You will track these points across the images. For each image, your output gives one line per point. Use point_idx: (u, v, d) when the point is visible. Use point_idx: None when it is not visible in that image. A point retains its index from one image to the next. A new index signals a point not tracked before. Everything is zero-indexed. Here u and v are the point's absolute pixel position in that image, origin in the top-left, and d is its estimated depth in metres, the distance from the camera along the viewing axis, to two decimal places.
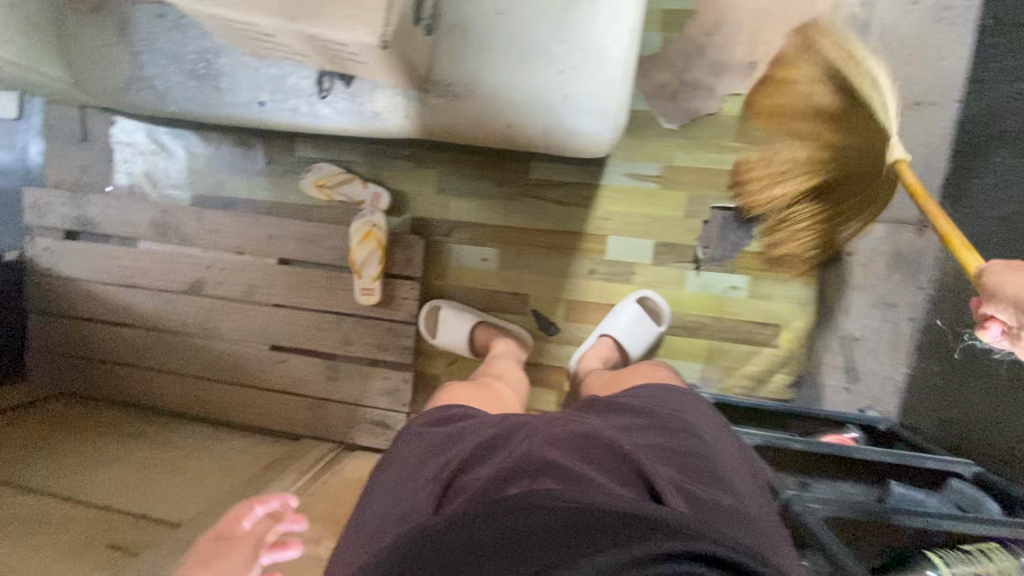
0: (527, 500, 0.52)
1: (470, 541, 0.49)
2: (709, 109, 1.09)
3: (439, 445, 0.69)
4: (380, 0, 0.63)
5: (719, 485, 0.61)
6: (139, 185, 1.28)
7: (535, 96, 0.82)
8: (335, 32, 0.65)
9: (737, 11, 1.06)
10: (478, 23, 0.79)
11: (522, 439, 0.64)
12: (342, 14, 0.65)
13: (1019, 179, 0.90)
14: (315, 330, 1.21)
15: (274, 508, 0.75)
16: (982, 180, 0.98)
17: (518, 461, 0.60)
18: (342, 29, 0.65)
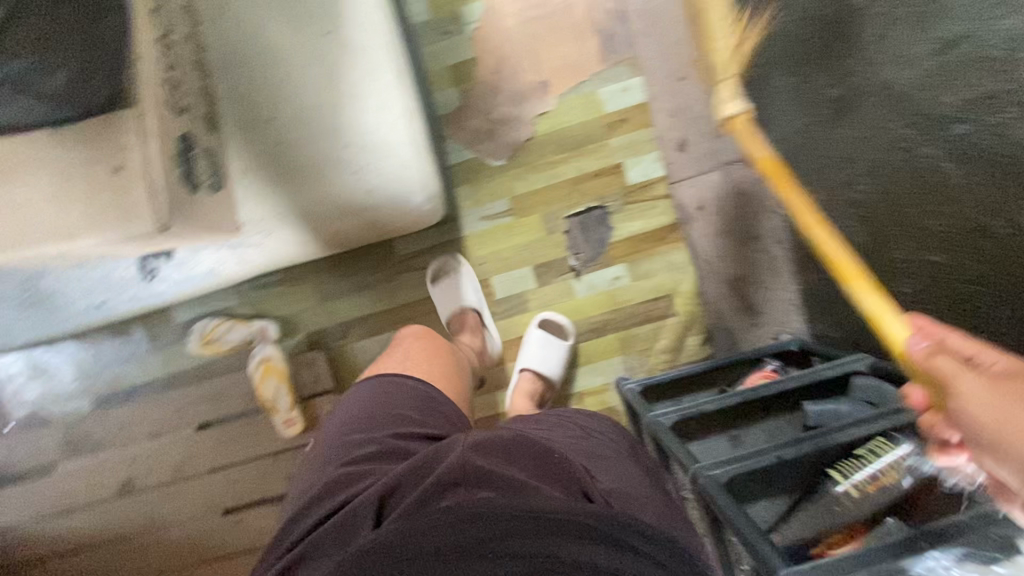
0: (465, 512, 0.51)
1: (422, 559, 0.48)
2: (525, 135, 1.16)
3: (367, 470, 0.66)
4: (143, 192, 0.66)
5: (629, 468, 0.65)
6: (35, 412, 1.25)
7: (347, 196, 0.88)
8: (114, 234, 0.67)
9: (511, 44, 1.14)
10: (263, 159, 0.84)
11: (447, 450, 0.62)
12: (112, 215, 0.66)
13: (796, 93, 0.96)
14: (257, 478, 1.21)
15: None
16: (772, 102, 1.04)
17: (459, 471, 0.59)
18: (117, 228, 0.67)
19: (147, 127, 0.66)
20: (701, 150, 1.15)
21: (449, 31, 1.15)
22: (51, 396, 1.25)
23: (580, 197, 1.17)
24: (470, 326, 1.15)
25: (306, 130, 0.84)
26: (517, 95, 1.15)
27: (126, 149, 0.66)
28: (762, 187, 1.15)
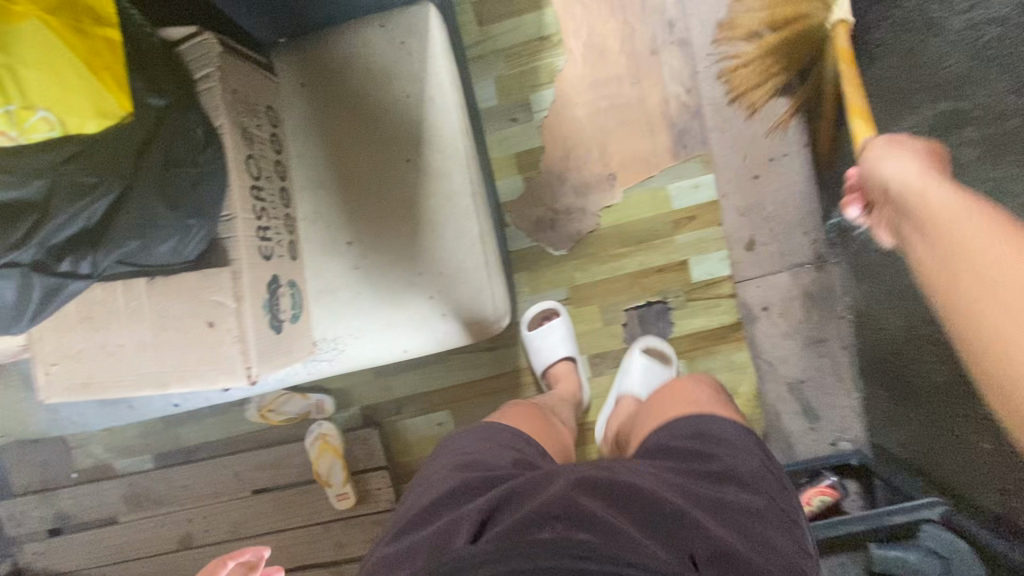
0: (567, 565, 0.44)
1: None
2: (589, 227, 1.14)
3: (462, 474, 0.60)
4: (235, 350, 0.67)
5: (777, 536, 0.51)
6: (101, 464, 1.30)
7: (417, 321, 0.85)
8: (206, 386, 0.69)
9: (580, 135, 1.12)
10: (338, 283, 0.84)
11: (569, 479, 0.54)
12: (205, 370, 0.68)
13: None
14: (308, 544, 1.25)
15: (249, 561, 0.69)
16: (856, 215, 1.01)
17: (555, 508, 0.50)
18: (212, 383, 0.68)
19: (241, 283, 0.67)
20: (770, 250, 1.12)
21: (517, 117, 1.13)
22: (116, 451, 1.30)
23: (641, 291, 1.15)
24: (563, 374, 1.11)
25: (384, 256, 0.84)
26: (582, 185, 1.13)
27: (219, 304, 0.67)
28: (831, 291, 1.12)
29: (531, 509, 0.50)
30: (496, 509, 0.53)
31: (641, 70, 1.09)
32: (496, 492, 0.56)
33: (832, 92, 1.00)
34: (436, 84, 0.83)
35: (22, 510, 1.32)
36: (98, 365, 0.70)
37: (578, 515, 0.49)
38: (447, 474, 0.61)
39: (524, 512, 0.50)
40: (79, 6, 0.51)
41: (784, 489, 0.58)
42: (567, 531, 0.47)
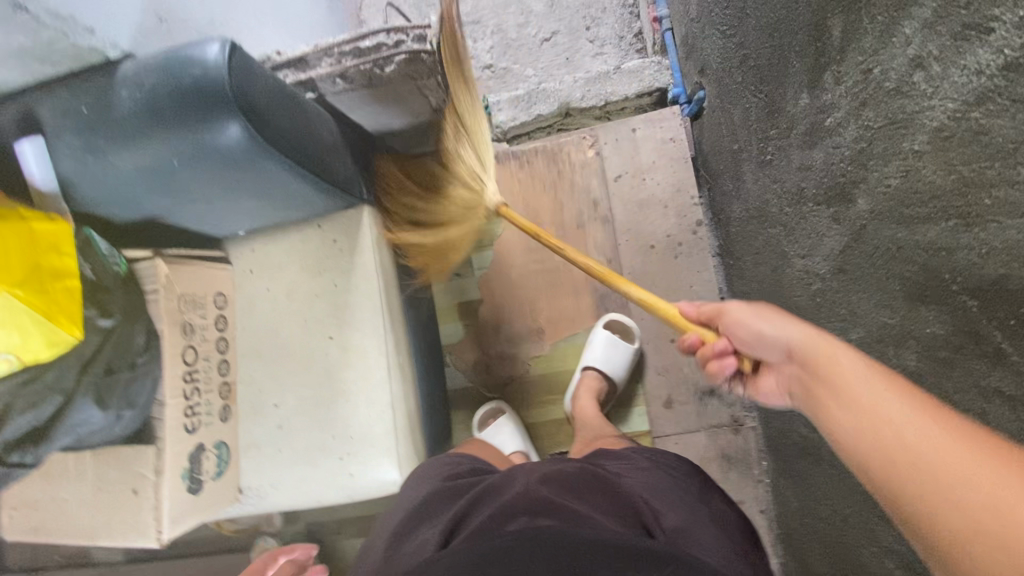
0: (529, 541, 0.59)
1: (488, 557, 0.58)
2: (519, 372, 1.25)
3: (450, 489, 0.76)
4: (151, 517, 0.80)
5: (703, 527, 0.65)
6: (79, 552, 1.44)
7: (330, 478, 0.95)
8: (127, 541, 0.81)
9: (514, 289, 1.24)
10: (266, 438, 0.97)
11: (525, 476, 0.71)
12: (127, 527, 0.81)
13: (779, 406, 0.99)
14: None
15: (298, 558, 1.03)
16: None
17: (517, 501, 0.65)
18: (131, 539, 0.81)
19: (161, 459, 0.80)
20: (688, 409, 1.18)
21: (462, 271, 1.28)
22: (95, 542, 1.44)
23: (566, 438, 1.23)
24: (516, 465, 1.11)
25: (305, 418, 0.96)
26: (515, 335, 1.25)
27: (145, 475, 0.80)
28: (747, 454, 1.15)
29: (501, 505, 0.66)
30: (472, 509, 0.69)
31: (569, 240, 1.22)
32: (467, 498, 0.71)
33: (736, 276, 1.10)
34: (362, 273, 0.97)
35: None
36: (48, 513, 0.84)
37: (536, 503, 0.64)
38: (435, 487, 0.77)
39: (490, 510, 0.66)
40: (44, 269, 0.67)
41: (711, 494, 0.73)
42: (532, 512, 0.63)
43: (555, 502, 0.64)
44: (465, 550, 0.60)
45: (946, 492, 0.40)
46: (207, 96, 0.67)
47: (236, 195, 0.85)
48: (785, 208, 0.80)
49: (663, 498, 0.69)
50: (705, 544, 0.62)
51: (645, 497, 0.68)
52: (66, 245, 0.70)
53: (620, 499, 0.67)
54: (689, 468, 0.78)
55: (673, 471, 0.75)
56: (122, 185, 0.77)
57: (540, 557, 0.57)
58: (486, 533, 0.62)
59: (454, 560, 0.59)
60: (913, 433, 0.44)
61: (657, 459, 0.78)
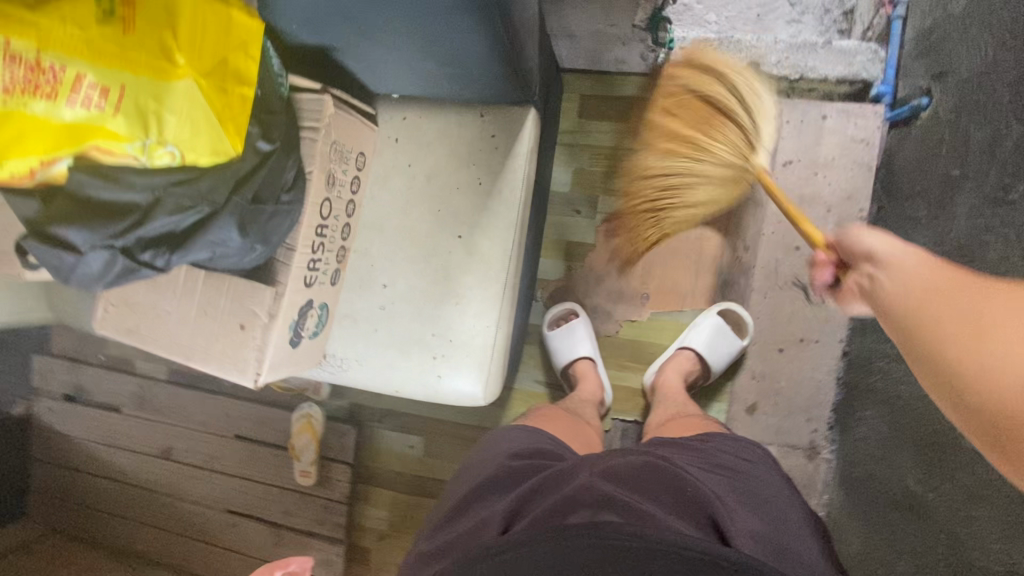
0: (595, 540, 0.53)
1: (552, 559, 0.52)
2: (608, 330, 1.20)
3: (508, 464, 0.71)
4: (254, 356, 0.78)
5: (792, 543, 0.62)
6: (124, 358, 1.47)
7: (415, 372, 0.94)
8: (222, 370, 0.79)
9: (632, 246, 1.17)
10: (364, 314, 0.94)
11: (591, 471, 0.64)
12: (227, 357, 0.78)
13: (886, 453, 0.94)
14: (262, 500, 1.37)
15: (296, 571, 1.03)
16: (866, 431, 1.01)
17: (577, 494, 0.60)
18: (229, 370, 0.79)
19: (278, 305, 0.77)
20: (769, 421, 1.13)
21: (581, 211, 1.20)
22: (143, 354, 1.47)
23: (634, 408, 1.19)
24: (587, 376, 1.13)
25: (408, 307, 0.93)
26: (616, 293, 1.19)
27: (257, 313, 0.77)
28: (812, 483, 1.12)
29: (561, 493, 0.61)
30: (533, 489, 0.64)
31: (709, 213, 1.12)
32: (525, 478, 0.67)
33: None
34: (510, 180, 0.89)
35: (51, 370, 1.50)
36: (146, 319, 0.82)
37: (600, 498, 0.59)
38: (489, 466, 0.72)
39: (554, 499, 0.60)
40: (228, 68, 0.61)
41: (791, 496, 0.70)
42: (601, 508, 0.58)
43: (623, 499, 0.59)
44: (529, 544, 0.54)
45: (976, 353, 0.45)
46: None
47: (420, 59, 0.78)
48: (1015, 257, 0.71)
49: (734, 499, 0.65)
50: (791, 559, 0.60)
51: (720, 494, 0.64)
52: (253, 47, 0.63)
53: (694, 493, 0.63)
54: (770, 466, 0.75)
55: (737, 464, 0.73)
56: (319, 14, 0.70)
57: (596, 554, 0.53)
58: (548, 522, 0.57)
59: (525, 560, 0.53)
60: (969, 308, 0.48)
61: (724, 453, 0.74)
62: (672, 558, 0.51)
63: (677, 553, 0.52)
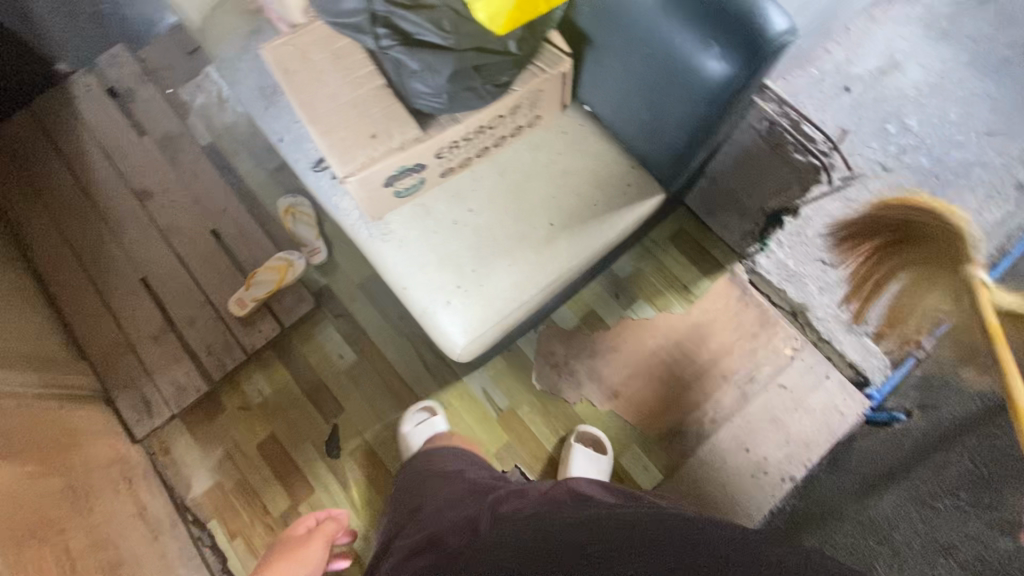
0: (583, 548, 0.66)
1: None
2: (568, 397, 1.24)
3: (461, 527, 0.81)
4: (363, 160, 0.84)
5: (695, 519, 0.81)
6: (186, 105, 1.49)
7: (433, 286, 1.00)
8: (329, 152, 0.84)
9: (637, 352, 1.26)
10: (436, 216, 1.02)
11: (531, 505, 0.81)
12: (344, 145, 0.84)
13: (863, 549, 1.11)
14: (180, 295, 1.30)
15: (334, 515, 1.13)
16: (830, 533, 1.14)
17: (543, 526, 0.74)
18: (335, 155, 0.84)
19: (415, 144, 0.85)
20: None
21: (619, 297, 1.31)
22: (203, 114, 1.48)
23: (537, 472, 1.22)
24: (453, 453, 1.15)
25: (471, 238, 1.01)
26: (594, 374, 1.25)
27: (393, 134, 0.85)
28: None
29: (527, 531, 0.74)
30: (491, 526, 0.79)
31: (706, 376, 1.24)
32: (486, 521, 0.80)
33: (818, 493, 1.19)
34: (615, 219, 1.04)
35: (120, 62, 1.50)
36: (307, 73, 0.89)
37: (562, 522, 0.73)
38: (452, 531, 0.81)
39: (529, 535, 0.73)
40: None
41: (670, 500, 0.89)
42: (566, 524, 0.72)
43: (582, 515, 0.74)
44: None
45: None
46: (746, 40, 0.79)
47: (632, 87, 0.95)
48: None
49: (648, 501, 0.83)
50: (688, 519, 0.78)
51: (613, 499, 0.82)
52: None
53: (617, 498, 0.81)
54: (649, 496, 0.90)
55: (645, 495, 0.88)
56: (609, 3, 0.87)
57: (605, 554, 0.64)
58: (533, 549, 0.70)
59: None
60: None
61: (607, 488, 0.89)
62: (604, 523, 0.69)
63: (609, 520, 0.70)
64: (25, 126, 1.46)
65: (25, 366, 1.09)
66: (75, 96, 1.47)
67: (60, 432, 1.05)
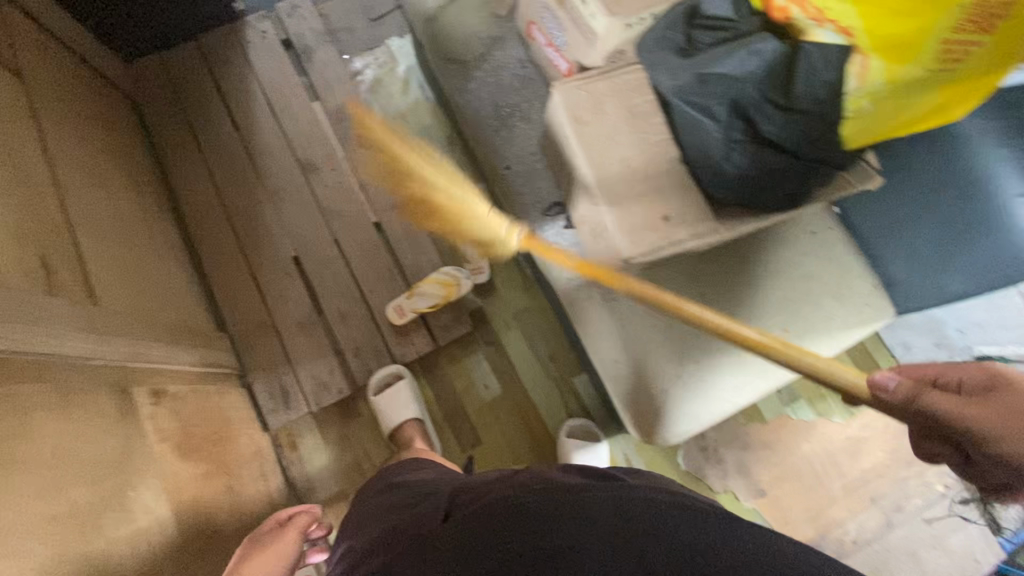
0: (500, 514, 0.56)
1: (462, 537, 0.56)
2: (713, 484, 1.19)
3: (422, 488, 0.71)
4: (653, 244, 0.76)
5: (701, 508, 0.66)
6: (362, 77, 1.38)
7: (648, 368, 0.94)
8: (616, 226, 0.77)
9: (791, 453, 1.21)
10: (669, 295, 0.94)
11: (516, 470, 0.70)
12: (634, 222, 0.77)
13: None
14: (334, 287, 1.23)
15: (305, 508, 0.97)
16: None
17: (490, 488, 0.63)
18: (623, 230, 0.77)
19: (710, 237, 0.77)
20: None
21: (781, 391, 1.24)
22: (378, 91, 1.38)
23: None
24: None
25: (701, 327, 0.94)
26: (743, 468, 1.20)
27: (688, 222, 0.77)
28: None
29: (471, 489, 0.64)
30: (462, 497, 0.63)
31: (856, 495, 1.20)
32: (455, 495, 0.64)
33: None
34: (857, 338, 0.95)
35: (299, 12, 1.38)
36: (600, 127, 0.80)
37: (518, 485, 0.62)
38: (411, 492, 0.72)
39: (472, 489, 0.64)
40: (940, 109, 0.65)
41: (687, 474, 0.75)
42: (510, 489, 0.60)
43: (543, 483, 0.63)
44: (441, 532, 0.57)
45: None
46: None
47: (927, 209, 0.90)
48: None
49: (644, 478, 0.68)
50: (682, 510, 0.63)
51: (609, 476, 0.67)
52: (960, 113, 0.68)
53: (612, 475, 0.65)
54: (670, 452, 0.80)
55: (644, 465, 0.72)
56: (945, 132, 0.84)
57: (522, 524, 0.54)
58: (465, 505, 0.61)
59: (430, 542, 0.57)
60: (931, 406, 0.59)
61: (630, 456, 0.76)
62: (587, 506, 0.55)
63: (596, 501, 0.56)
64: (188, 58, 1.34)
65: (185, 341, 1.02)
66: (248, 40, 1.36)
67: (217, 423, 1.00)
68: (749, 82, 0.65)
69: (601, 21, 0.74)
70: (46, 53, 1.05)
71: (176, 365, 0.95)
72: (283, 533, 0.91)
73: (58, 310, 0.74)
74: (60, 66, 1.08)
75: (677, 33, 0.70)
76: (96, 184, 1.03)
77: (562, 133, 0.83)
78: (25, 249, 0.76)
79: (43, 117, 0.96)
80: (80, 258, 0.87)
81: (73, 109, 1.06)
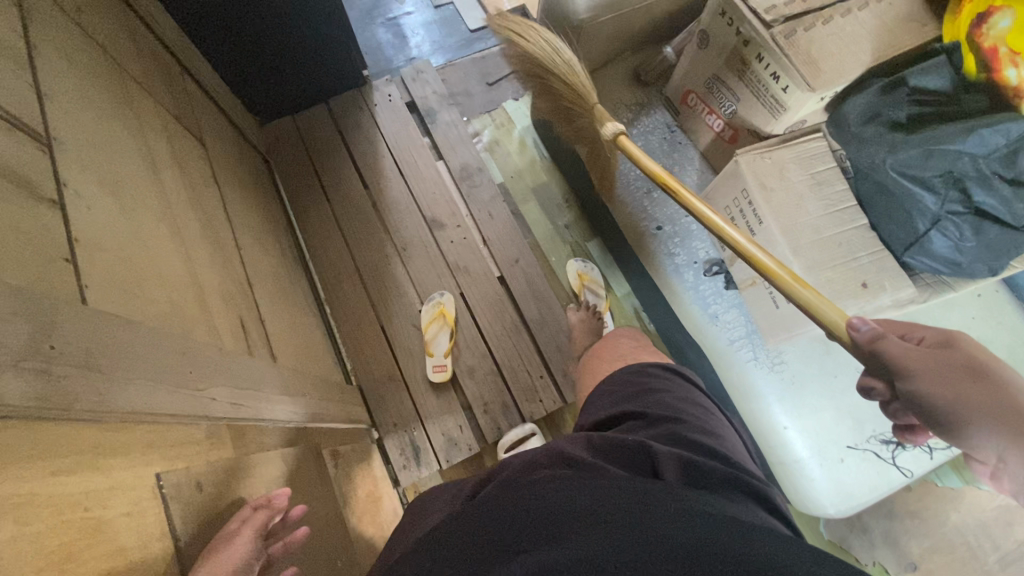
0: (531, 514, 0.45)
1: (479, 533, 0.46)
2: (859, 556, 1.14)
3: (460, 494, 0.60)
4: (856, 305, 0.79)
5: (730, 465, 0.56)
6: (481, 139, 1.46)
7: (818, 433, 0.98)
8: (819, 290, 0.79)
9: (942, 521, 1.14)
10: (836, 358, 1.03)
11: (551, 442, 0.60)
12: (838, 288, 0.79)
13: None
14: (463, 341, 1.23)
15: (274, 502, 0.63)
16: None
17: (519, 479, 0.52)
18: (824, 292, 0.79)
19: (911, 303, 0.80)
20: None
21: None
22: (496, 151, 1.45)
23: None
24: None
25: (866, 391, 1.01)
26: (891, 538, 1.15)
27: (885, 288, 0.80)
28: None
29: (503, 480, 0.54)
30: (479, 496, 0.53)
31: (1016, 570, 1.11)
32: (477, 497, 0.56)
33: None
34: None
35: (422, 77, 1.45)
36: (784, 192, 0.83)
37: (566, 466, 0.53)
38: (445, 500, 0.61)
39: (499, 480, 0.55)
40: None
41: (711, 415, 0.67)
42: (541, 484, 0.50)
43: (581, 463, 0.53)
44: (458, 532, 0.48)
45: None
46: None
47: None
48: None
49: (665, 442, 0.58)
50: (709, 478, 0.53)
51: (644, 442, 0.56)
52: None
53: (632, 440, 0.56)
54: (699, 395, 0.71)
55: (654, 412, 0.64)
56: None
57: (544, 515, 0.45)
58: (494, 500, 0.50)
59: (451, 536, 0.47)
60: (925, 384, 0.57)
61: (663, 398, 0.68)
62: (618, 497, 0.46)
63: (613, 497, 0.45)
64: (319, 120, 1.41)
65: (336, 395, 1.02)
66: (375, 103, 1.42)
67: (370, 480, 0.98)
68: (976, 158, 0.75)
69: (792, 93, 0.80)
70: (206, 110, 1.08)
71: (335, 422, 0.95)
72: (253, 522, 0.58)
73: (263, 372, 0.73)
74: (221, 128, 1.13)
75: (896, 109, 0.81)
76: (255, 238, 1.05)
77: (737, 199, 0.88)
78: (230, 312, 0.78)
79: (216, 175, 0.99)
80: (259, 315, 0.89)
81: (232, 167, 1.10)
